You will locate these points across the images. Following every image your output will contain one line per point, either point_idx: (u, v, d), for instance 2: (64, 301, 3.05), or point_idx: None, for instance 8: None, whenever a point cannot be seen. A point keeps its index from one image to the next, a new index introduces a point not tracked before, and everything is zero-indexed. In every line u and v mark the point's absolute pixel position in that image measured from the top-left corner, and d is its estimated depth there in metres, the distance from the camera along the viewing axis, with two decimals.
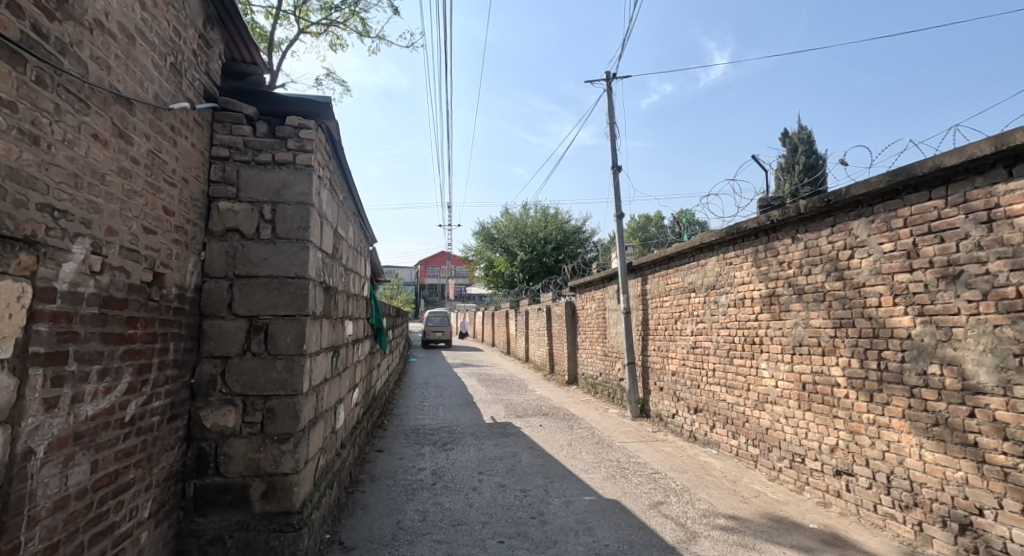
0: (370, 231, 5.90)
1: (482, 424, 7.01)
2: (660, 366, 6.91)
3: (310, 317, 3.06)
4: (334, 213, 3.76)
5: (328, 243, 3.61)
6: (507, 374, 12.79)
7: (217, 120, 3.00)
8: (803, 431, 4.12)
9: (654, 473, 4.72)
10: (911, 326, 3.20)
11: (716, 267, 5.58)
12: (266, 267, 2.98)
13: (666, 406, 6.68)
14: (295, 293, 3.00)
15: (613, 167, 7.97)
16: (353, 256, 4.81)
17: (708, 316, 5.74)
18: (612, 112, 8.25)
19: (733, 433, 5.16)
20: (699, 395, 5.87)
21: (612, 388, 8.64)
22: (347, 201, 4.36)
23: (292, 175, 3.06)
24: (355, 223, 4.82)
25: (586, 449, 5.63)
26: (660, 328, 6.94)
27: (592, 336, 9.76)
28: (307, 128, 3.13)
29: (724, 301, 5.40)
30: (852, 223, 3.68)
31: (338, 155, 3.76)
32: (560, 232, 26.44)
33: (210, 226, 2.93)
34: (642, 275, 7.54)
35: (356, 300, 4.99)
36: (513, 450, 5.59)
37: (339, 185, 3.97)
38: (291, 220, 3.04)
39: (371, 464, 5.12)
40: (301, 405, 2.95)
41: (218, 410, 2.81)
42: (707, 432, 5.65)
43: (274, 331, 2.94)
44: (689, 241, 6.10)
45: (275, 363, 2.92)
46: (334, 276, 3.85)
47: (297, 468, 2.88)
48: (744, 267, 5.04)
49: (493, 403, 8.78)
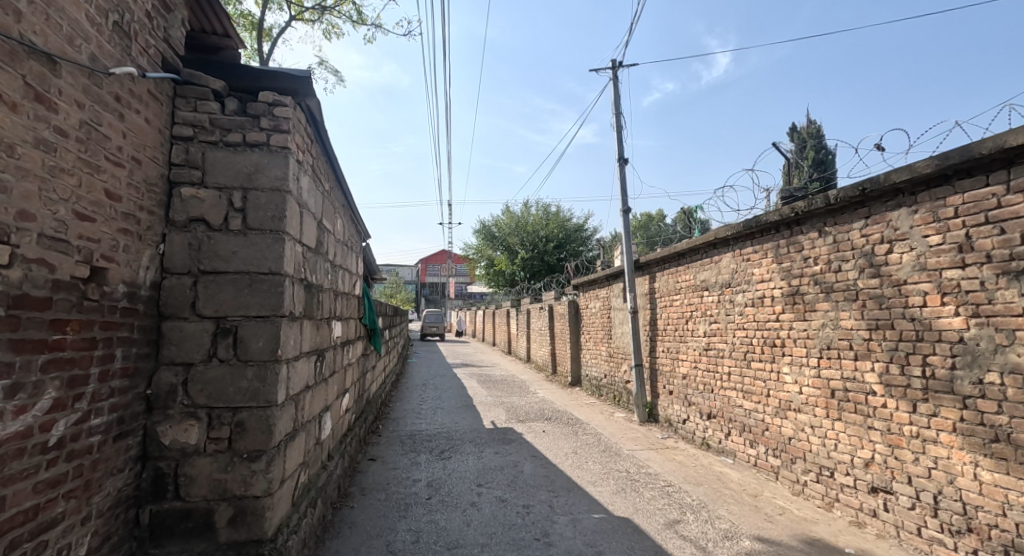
0: (361, 225, 5.57)
1: (482, 429, 6.67)
2: (670, 369, 6.56)
3: (286, 318, 2.72)
4: (317, 203, 3.43)
5: (311, 236, 3.29)
6: (507, 375, 12.44)
7: (179, 95, 2.62)
8: (834, 443, 3.77)
9: (667, 487, 4.37)
10: (963, 328, 2.87)
11: (731, 264, 5.22)
12: (236, 262, 2.63)
13: (677, 410, 6.32)
14: (269, 292, 2.67)
15: (620, 159, 7.63)
16: (343, 253, 4.51)
17: (723, 316, 5.38)
18: (619, 103, 7.87)
19: (750, 442, 4.81)
20: (712, 400, 5.52)
21: (618, 391, 8.30)
22: (333, 193, 4.05)
23: (266, 159, 2.72)
24: (344, 216, 4.50)
25: (593, 458, 5.28)
26: (670, 328, 6.59)
27: (596, 336, 9.41)
28: (283, 105, 2.78)
29: (741, 300, 5.05)
30: (890, 214, 3.33)
31: (323, 140, 3.44)
32: (562, 230, 26.08)
33: (171, 215, 2.57)
34: (650, 273, 7.18)
35: (345, 299, 4.66)
36: (516, 459, 5.24)
37: (323, 174, 3.64)
38: (264, 209, 2.69)
39: (362, 474, 4.78)
40: (275, 418, 2.61)
41: (179, 424, 2.46)
42: (722, 440, 5.30)
43: (244, 335, 2.60)
44: (700, 237, 5.75)
45: (246, 371, 2.58)
46: (319, 273, 3.53)
47: (270, 490, 2.54)
48: (763, 263, 4.69)
49: (494, 406, 8.44)
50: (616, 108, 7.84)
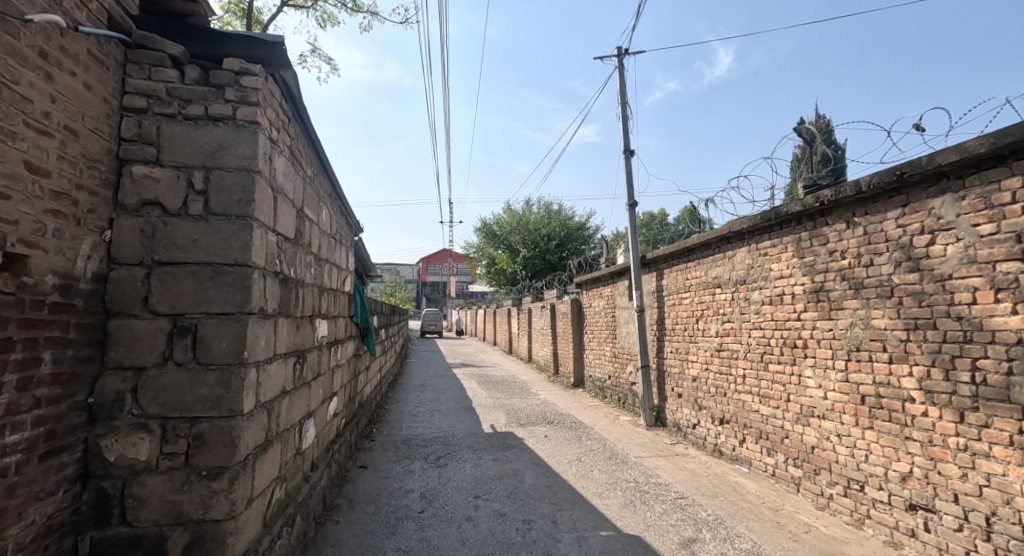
0: (351, 217, 5.25)
1: (481, 434, 6.35)
2: (679, 371, 6.24)
3: (254, 315, 2.40)
4: (295, 189, 3.12)
5: (287, 224, 2.97)
6: (508, 376, 12.09)
7: (131, 61, 2.29)
8: (864, 454, 3.45)
9: (679, 499, 4.05)
10: (1022, 328, 2.57)
11: (747, 260, 4.89)
12: (196, 251, 2.30)
13: (686, 415, 6.00)
14: (235, 286, 2.34)
15: (626, 151, 7.30)
16: (329, 245, 4.20)
17: (737, 315, 5.06)
18: (624, 92, 7.53)
19: (767, 450, 4.49)
20: (725, 404, 5.20)
21: (623, 393, 7.97)
22: (317, 180, 3.74)
23: (232, 134, 2.39)
24: (330, 206, 4.19)
25: (598, 466, 4.96)
26: (678, 328, 6.27)
27: (600, 336, 9.08)
28: (251, 74, 2.45)
29: (757, 298, 4.73)
30: (932, 201, 3.01)
31: (302, 119, 3.12)
32: (564, 228, 25.76)
33: (120, 198, 2.24)
34: (657, 270, 6.85)
35: (333, 296, 4.35)
36: (516, 467, 4.92)
37: (304, 157, 3.33)
38: (229, 192, 2.37)
39: (351, 484, 4.47)
40: (241, 429, 2.30)
41: (126, 437, 2.14)
42: (736, 447, 4.98)
43: (205, 334, 2.27)
44: (712, 231, 5.42)
45: (207, 376, 2.26)
46: (298, 265, 3.21)
47: (234, 512, 2.22)
48: (782, 258, 4.37)
49: (493, 408, 8.12)
50: (622, 98, 7.49)
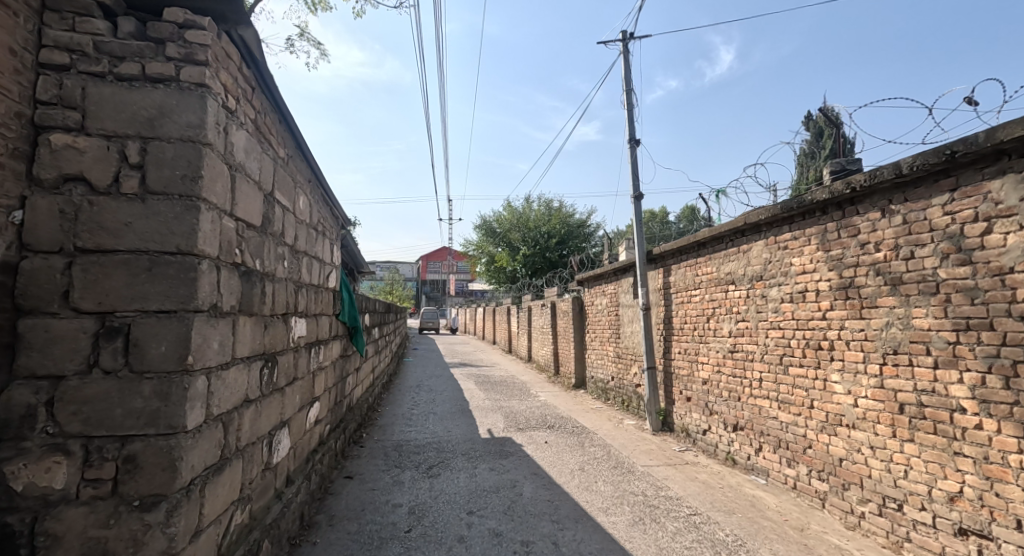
0: (337, 207, 4.88)
1: (477, 439, 5.99)
2: (688, 373, 5.87)
3: (201, 313, 2.03)
4: (261, 170, 2.75)
5: (251, 208, 2.60)
6: (507, 376, 11.74)
7: (50, 9, 1.92)
8: (902, 469, 3.09)
9: (693, 517, 3.69)
10: None
11: (764, 254, 4.53)
12: (129, 237, 1.93)
13: (696, 420, 5.64)
14: (177, 279, 1.96)
15: (631, 140, 6.93)
16: (308, 237, 3.84)
17: (752, 314, 4.70)
18: (629, 80, 7.16)
19: (788, 461, 4.13)
20: (739, 409, 4.84)
21: (627, 395, 7.61)
22: (292, 164, 3.38)
23: (174, 98, 2.01)
24: (308, 193, 3.82)
25: (603, 477, 4.60)
26: (687, 327, 5.91)
27: (602, 335, 8.71)
28: (198, 27, 2.07)
29: (776, 295, 4.36)
30: (990, 184, 2.66)
31: (269, 89, 2.76)
32: (564, 225, 25.38)
33: (35, 172, 1.86)
34: (664, 266, 6.49)
35: (313, 292, 4.00)
36: (514, 477, 4.57)
37: (274, 136, 2.97)
38: (170, 166, 1.99)
39: (334, 498, 4.12)
40: (183, 449, 1.92)
41: (38, 462, 1.77)
42: (751, 457, 4.62)
43: (139, 336, 1.90)
44: (725, 223, 5.06)
45: (141, 386, 1.89)
46: (265, 257, 2.85)
47: (173, 550, 1.85)
48: (804, 252, 4.01)
49: (491, 411, 7.75)
50: (627, 85, 7.12)
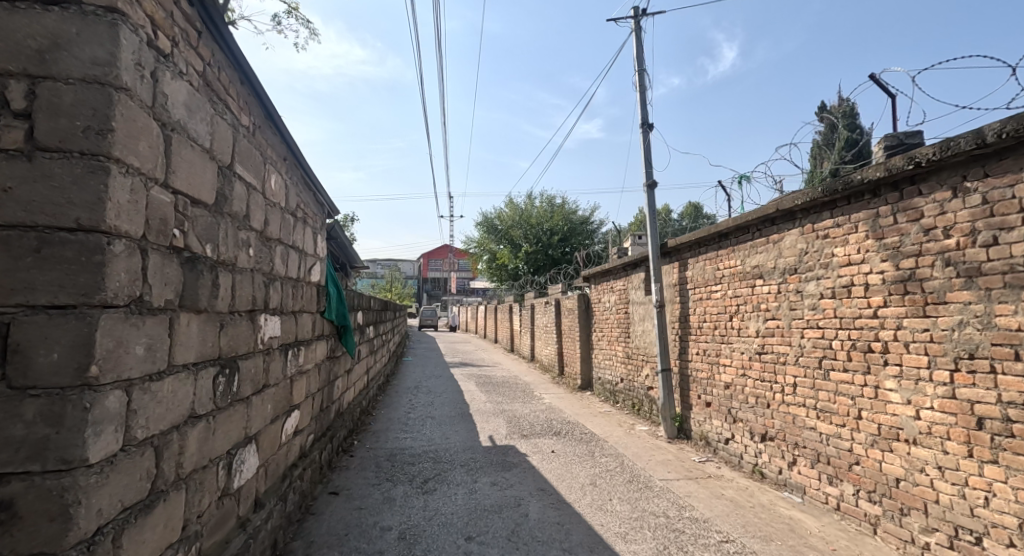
0: (321, 193, 4.39)
1: (478, 447, 5.52)
2: (707, 376, 5.38)
3: (112, 309, 1.55)
4: (214, 136, 2.26)
5: (198, 181, 2.12)
6: (509, 377, 11.26)
7: None
8: (981, 496, 2.62)
9: (726, 545, 3.21)
10: None
11: (799, 244, 4.04)
12: (8, 207, 1.45)
13: (717, 428, 5.16)
14: (76, 263, 1.48)
15: (644, 124, 6.44)
16: (282, 223, 3.35)
17: (784, 312, 4.21)
18: (642, 60, 6.69)
19: (829, 479, 3.64)
20: (768, 418, 4.35)
21: (638, 398, 7.14)
22: (260, 136, 2.90)
23: (74, 24, 1.52)
24: (282, 172, 3.34)
25: (618, 495, 4.12)
26: (706, 326, 5.43)
27: (611, 335, 8.24)
28: None
29: (813, 291, 3.88)
30: None
31: (222, 37, 2.27)
32: (567, 221, 24.93)
33: None
34: (680, 260, 6.01)
35: (289, 287, 3.52)
36: (518, 494, 4.12)
37: (233, 98, 2.48)
38: (68, 115, 1.50)
39: (315, 519, 3.65)
40: (85, 489, 1.45)
41: None
42: (783, 471, 4.13)
43: (21, 340, 1.42)
44: (753, 211, 4.56)
45: (25, 408, 1.41)
46: (222, 242, 2.36)
47: None
48: (850, 240, 3.51)
49: (493, 415, 7.28)
50: (639, 66, 6.65)
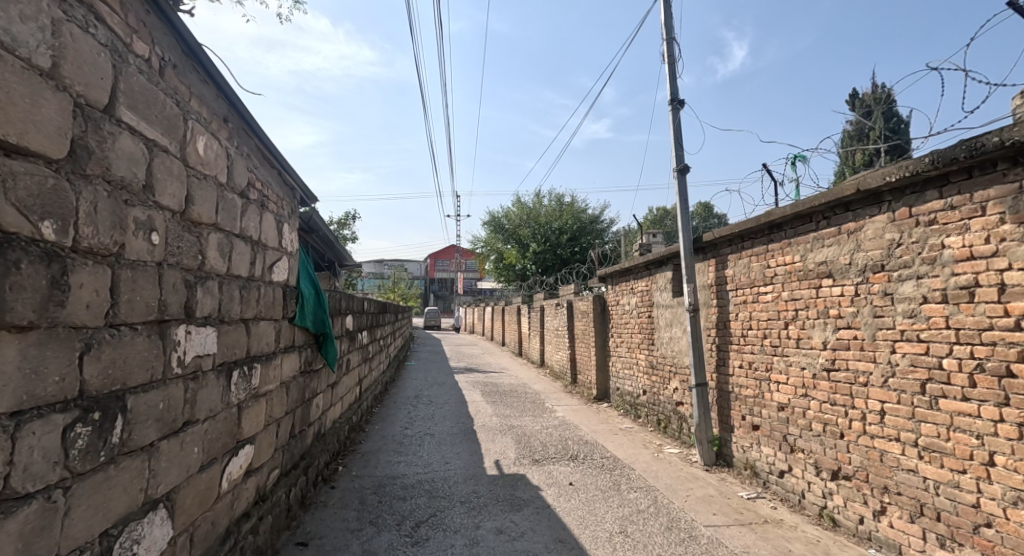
0: (288, 174, 3.58)
1: (482, 476, 4.70)
2: (755, 395, 4.51)
3: None
4: (61, 49, 1.46)
5: (19, 113, 1.32)
6: (518, 385, 10.42)
7: None
8: None
9: None
10: None
11: (887, 234, 3.18)
12: None
13: (768, 457, 4.29)
14: None
15: (674, 100, 5.59)
16: (219, 203, 2.53)
17: (864, 320, 3.35)
18: (671, 28, 5.85)
19: (939, 540, 2.80)
20: (843, 452, 3.48)
21: (665, 415, 6.28)
22: (175, 78, 2.10)
23: None
24: (219, 136, 2.53)
25: (657, 550, 3.27)
26: (752, 335, 4.56)
27: (632, 341, 7.37)
28: None
29: (910, 293, 3.01)
30: None
31: None
32: (576, 220, 24.08)
33: None
34: (718, 257, 5.14)
35: (233, 288, 2.71)
36: (531, 549, 3.28)
37: (110, 4, 1.68)
38: None
39: None
40: None
41: None
42: (866, 522, 3.27)
43: None
44: (818, 195, 3.71)
45: None
46: (87, 217, 1.56)
47: None
48: (972, 226, 2.67)
49: (500, 432, 6.45)
50: (668, 33, 5.81)
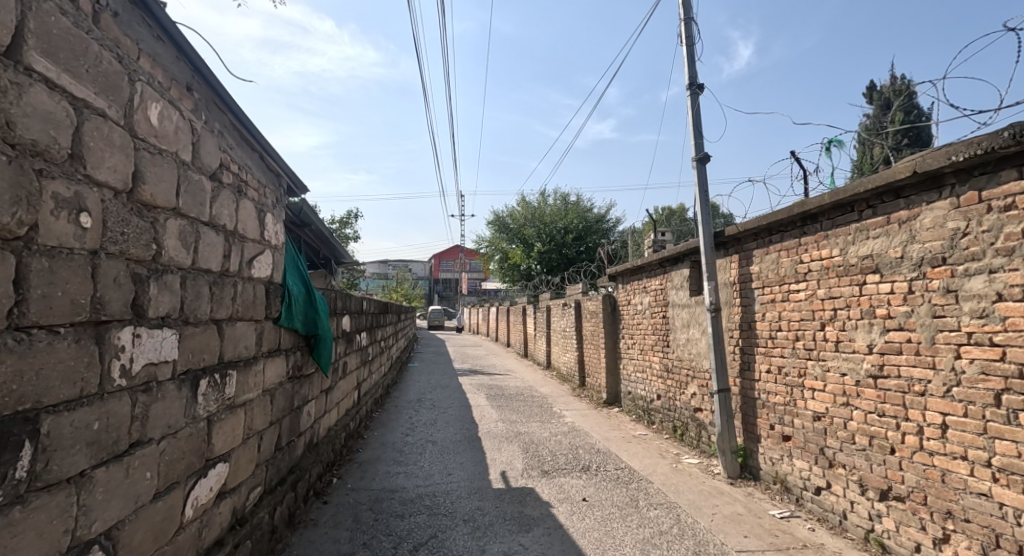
0: (270, 159, 3.21)
1: (487, 490, 4.32)
2: (785, 403, 4.12)
3: None
4: None
5: None
6: (524, 387, 10.04)
7: None
8: None
9: None
10: None
11: (950, 222, 2.78)
12: None
13: (801, 472, 3.90)
14: None
15: (693, 84, 5.19)
16: (181, 185, 2.17)
17: (920, 321, 2.95)
18: (689, 8, 5.46)
19: None
20: (894, 470, 3.09)
21: (682, 422, 5.88)
22: (115, 28, 1.74)
23: None
24: (180, 106, 2.16)
25: None
26: (782, 337, 4.17)
27: (644, 343, 6.97)
28: None
29: (981, 289, 2.62)
30: None
31: None
32: (582, 220, 23.69)
33: None
34: (742, 253, 4.74)
35: (199, 284, 2.34)
36: None
37: None
38: None
39: None
40: None
41: None
42: (925, 550, 2.88)
43: None
44: (863, 181, 3.30)
45: None
46: None
47: None
48: None
49: (507, 439, 6.08)
50: (685, 14, 5.42)
